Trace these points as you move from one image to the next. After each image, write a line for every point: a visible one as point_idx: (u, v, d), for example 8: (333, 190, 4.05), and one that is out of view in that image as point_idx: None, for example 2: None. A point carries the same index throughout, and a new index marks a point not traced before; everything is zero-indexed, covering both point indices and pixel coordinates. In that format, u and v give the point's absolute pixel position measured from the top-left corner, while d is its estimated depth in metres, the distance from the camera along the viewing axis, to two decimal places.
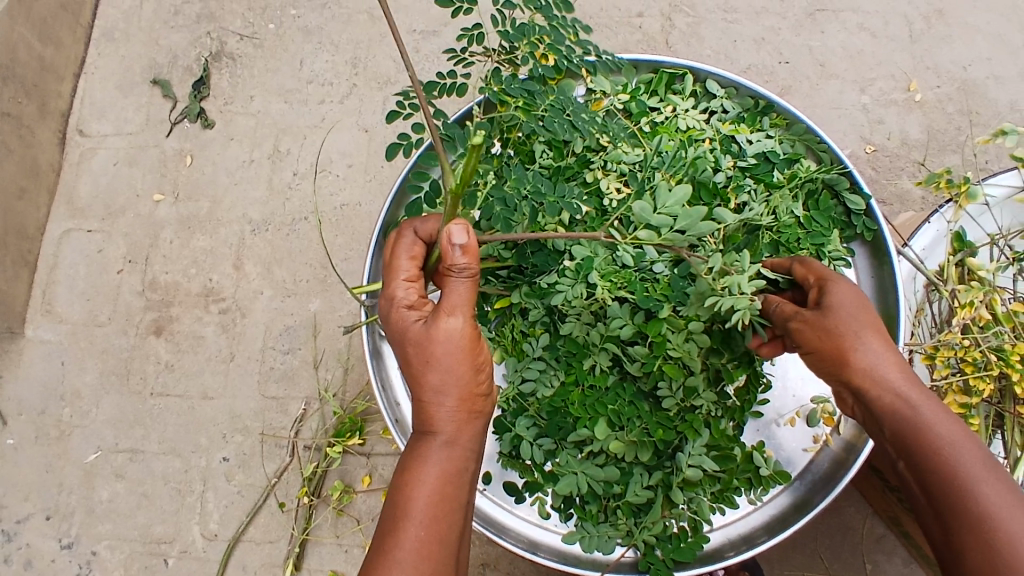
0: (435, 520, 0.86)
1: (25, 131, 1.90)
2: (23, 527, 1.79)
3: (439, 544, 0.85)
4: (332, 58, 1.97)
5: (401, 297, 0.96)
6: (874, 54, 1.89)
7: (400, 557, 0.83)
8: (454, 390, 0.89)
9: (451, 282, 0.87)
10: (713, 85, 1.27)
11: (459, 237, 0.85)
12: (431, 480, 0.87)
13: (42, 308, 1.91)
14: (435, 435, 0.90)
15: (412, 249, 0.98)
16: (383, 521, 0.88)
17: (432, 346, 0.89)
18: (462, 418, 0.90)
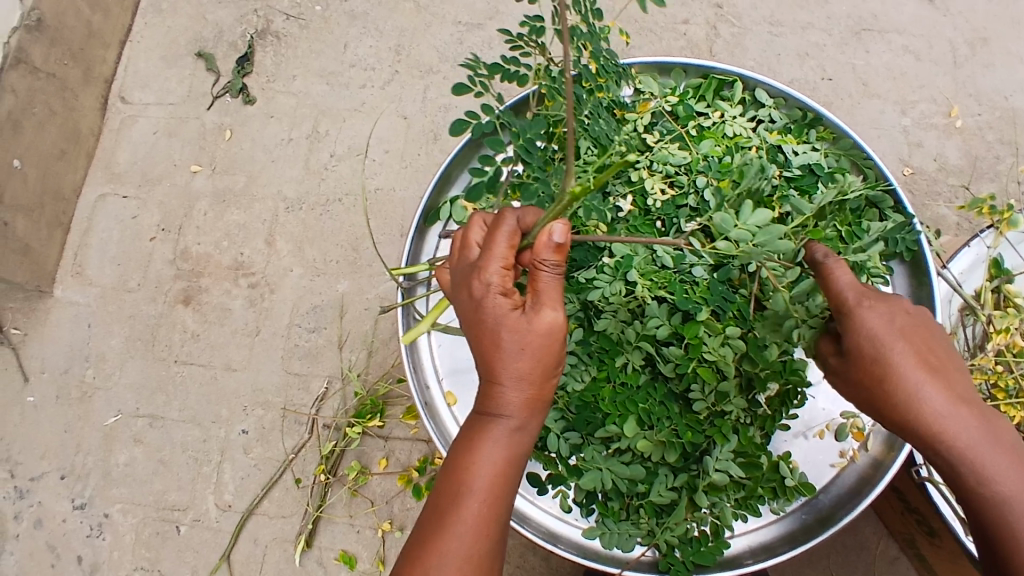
0: (494, 499, 0.89)
1: (68, 94, 1.92)
2: (37, 485, 1.81)
3: (494, 522, 0.88)
4: (376, 44, 1.98)
5: (494, 279, 0.91)
6: (917, 76, 1.88)
7: (457, 530, 0.86)
8: (530, 380, 0.90)
9: (546, 276, 0.90)
10: (763, 94, 1.26)
11: (557, 234, 0.89)
12: (495, 462, 0.89)
13: (72, 270, 1.93)
14: (504, 418, 0.90)
15: (511, 237, 0.92)
16: (440, 495, 0.90)
17: (525, 335, 0.89)
18: (532, 407, 0.91)
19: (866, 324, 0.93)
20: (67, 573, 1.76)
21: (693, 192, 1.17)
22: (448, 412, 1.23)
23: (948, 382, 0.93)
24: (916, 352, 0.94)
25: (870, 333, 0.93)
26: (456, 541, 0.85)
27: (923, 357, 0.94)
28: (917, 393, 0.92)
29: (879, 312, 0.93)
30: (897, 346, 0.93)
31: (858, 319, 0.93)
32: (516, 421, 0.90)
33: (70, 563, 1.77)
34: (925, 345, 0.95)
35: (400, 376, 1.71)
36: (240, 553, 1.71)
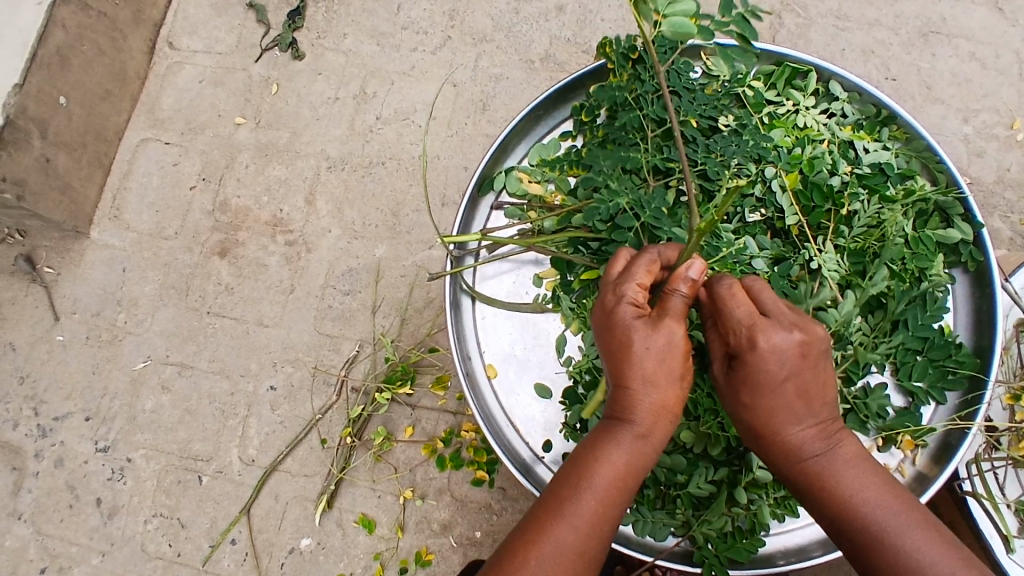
0: (611, 500, 0.92)
1: (117, 35, 1.90)
2: (61, 425, 1.82)
3: (607, 521, 0.92)
4: (430, 8, 1.94)
5: (627, 293, 0.92)
6: (982, 84, 1.82)
7: (571, 523, 0.90)
8: (660, 389, 0.90)
9: (675, 300, 0.90)
10: (837, 86, 1.21)
11: (693, 270, 0.89)
12: (616, 468, 0.90)
13: (110, 213, 1.92)
14: (627, 425, 0.91)
15: (650, 261, 0.93)
16: (556, 486, 0.94)
17: (653, 347, 0.90)
18: (661, 418, 0.91)
19: (757, 361, 0.89)
20: (87, 513, 1.78)
21: (760, 181, 1.14)
22: (488, 385, 1.23)
23: (827, 414, 0.92)
24: (806, 389, 0.90)
25: (764, 373, 0.89)
26: (568, 532, 0.90)
27: (812, 393, 0.90)
28: (795, 428, 0.91)
29: (776, 356, 0.88)
30: (787, 385, 0.89)
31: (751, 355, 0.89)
32: (643, 431, 0.90)
33: (89, 503, 1.78)
34: (815, 376, 0.91)
35: (432, 346, 1.70)
36: (260, 508, 1.71)
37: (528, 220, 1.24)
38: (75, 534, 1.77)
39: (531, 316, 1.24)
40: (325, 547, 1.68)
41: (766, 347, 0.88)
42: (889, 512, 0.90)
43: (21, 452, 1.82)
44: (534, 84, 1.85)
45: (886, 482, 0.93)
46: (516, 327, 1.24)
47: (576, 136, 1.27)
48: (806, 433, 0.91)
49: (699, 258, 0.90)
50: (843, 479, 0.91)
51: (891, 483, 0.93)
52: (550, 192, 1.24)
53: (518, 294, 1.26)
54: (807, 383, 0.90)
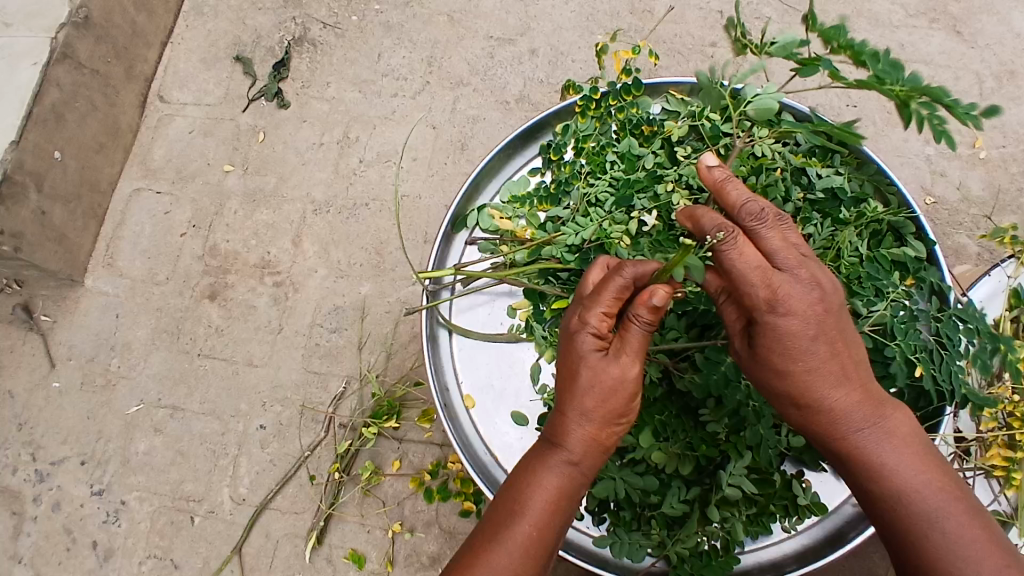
0: (547, 526, 0.94)
1: (110, 91, 1.99)
2: (57, 470, 1.85)
3: (542, 548, 0.94)
4: (409, 55, 2.02)
5: (591, 322, 0.96)
6: (941, 107, 1.89)
7: (508, 546, 0.92)
8: (597, 422, 0.95)
9: (635, 328, 0.94)
10: (790, 118, 1.27)
11: (657, 298, 0.92)
12: (548, 492, 0.95)
13: (104, 260, 1.98)
14: (561, 451, 0.95)
15: (621, 288, 0.96)
16: (495, 513, 0.97)
17: (599, 381, 0.94)
18: (594, 448, 0.96)
19: (782, 322, 0.88)
20: (83, 556, 1.79)
21: None
22: (466, 415, 1.26)
23: (865, 379, 0.92)
24: (833, 349, 0.90)
25: (786, 333, 0.88)
26: (503, 557, 0.91)
27: (843, 355, 0.91)
28: (830, 395, 0.91)
29: (797, 313, 0.87)
30: (817, 345, 0.89)
31: (768, 319, 0.88)
32: (577, 460, 0.95)
33: (85, 547, 1.80)
34: (844, 336, 0.91)
35: (417, 379, 1.74)
36: (252, 546, 1.73)
37: (501, 253, 1.30)
38: None
39: (505, 346, 1.29)
40: None
41: (783, 306, 0.88)
42: (928, 489, 0.89)
43: (19, 498, 1.85)
44: (510, 123, 1.93)
45: (928, 454, 0.92)
46: (492, 358, 1.29)
47: (544, 172, 1.32)
48: (842, 398, 0.91)
49: (661, 289, 0.92)
50: (880, 451, 0.91)
51: (928, 455, 0.92)
52: (520, 227, 1.29)
53: (493, 325, 1.30)
54: (835, 342, 0.89)
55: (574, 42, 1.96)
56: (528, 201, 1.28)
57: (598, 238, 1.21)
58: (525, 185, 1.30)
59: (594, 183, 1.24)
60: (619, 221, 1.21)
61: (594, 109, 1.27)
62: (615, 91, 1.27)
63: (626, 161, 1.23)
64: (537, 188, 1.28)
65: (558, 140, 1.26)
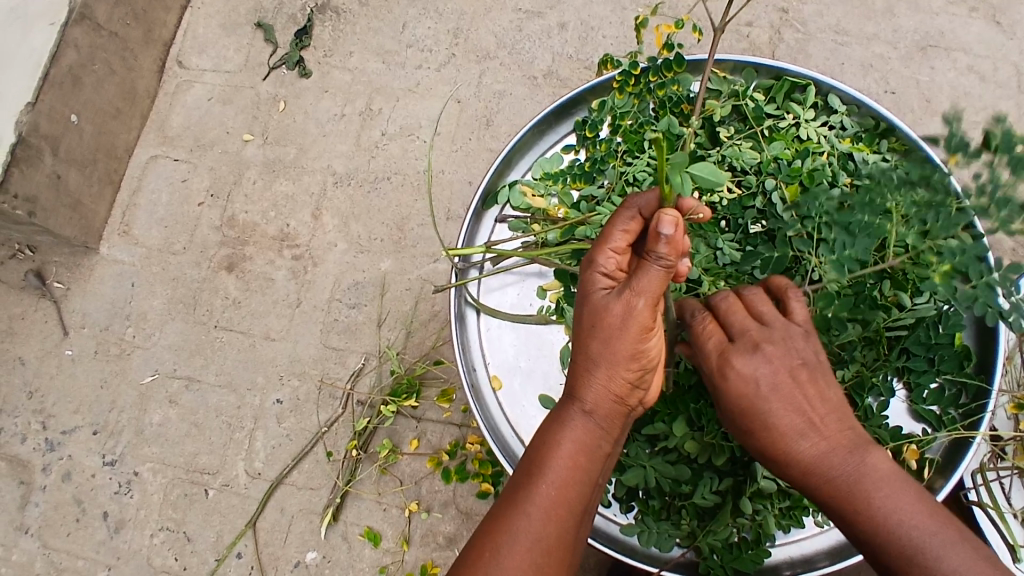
0: (568, 485, 0.91)
1: (128, 54, 1.94)
2: (70, 438, 1.84)
3: (566, 508, 0.90)
4: (434, 26, 1.97)
5: (601, 263, 0.93)
6: (982, 96, 1.83)
7: (528, 511, 0.88)
8: (609, 368, 0.93)
9: (650, 264, 0.88)
10: (835, 100, 1.21)
11: (666, 227, 0.86)
12: (566, 449, 0.92)
13: (120, 228, 1.95)
14: (576, 404, 0.94)
15: (628, 222, 0.93)
16: (513, 480, 0.93)
17: (606, 319, 0.92)
18: (608, 397, 0.94)
19: (728, 384, 0.93)
20: (94, 526, 1.78)
21: (761, 193, 1.16)
22: (493, 397, 1.24)
23: (834, 430, 0.89)
24: (788, 407, 0.91)
25: (734, 393, 0.93)
26: (526, 521, 0.88)
27: (798, 412, 0.90)
28: (798, 444, 0.90)
29: (744, 373, 0.93)
30: (776, 395, 0.91)
31: (736, 367, 0.93)
32: (590, 408, 0.94)
33: (97, 517, 1.79)
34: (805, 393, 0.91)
35: (437, 358, 1.71)
36: (266, 521, 1.72)
37: (532, 232, 1.26)
38: (83, 548, 1.77)
39: (535, 328, 1.25)
40: (330, 560, 1.69)
41: (733, 366, 0.93)
42: (918, 531, 0.83)
43: (30, 466, 1.83)
44: (537, 99, 1.88)
45: (916, 494, 0.86)
46: (521, 339, 1.25)
47: (578, 149, 1.27)
48: (809, 453, 0.89)
49: (670, 213, 0.87)
50: (862, 495, 0.86)
51: (917, 496, 0.86)
52: (554, 205, 1.26)
53: (522, 306, 1.27)
54: (789, 397, 0.91)
55: (606, 17, 1.90)
56: (563, 180, 1.23)
57: None
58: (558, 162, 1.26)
59: (633, 162, 1.20)
60: None
61: (633, 85, 1.20)
62: (655, 67, 1.20)
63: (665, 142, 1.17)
64: (571, 167, 1.23)
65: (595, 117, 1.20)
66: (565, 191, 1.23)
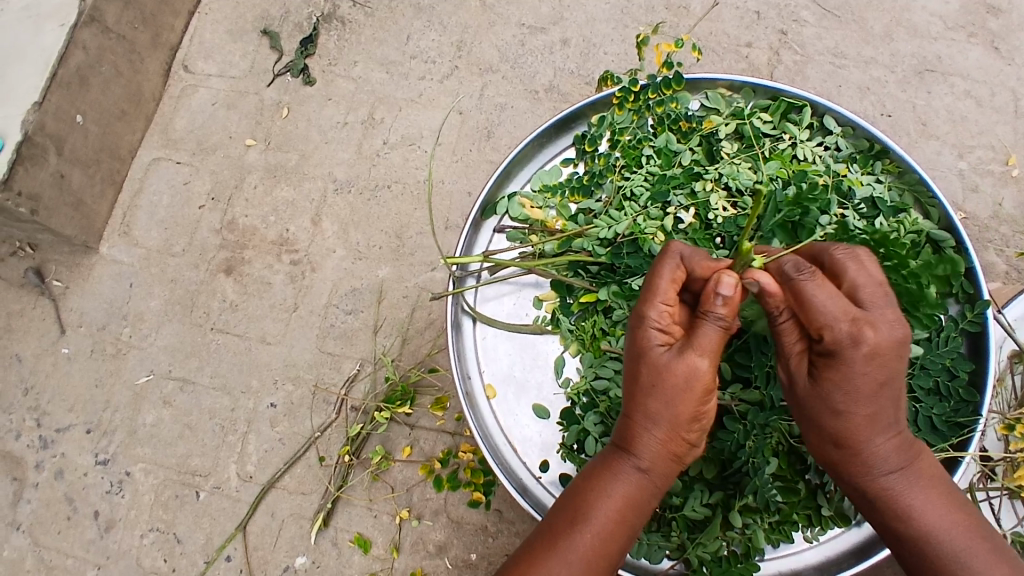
0: (610, 533, 0.95)
1: (135, 57, 1.96)
2: (62, 437, 1.84)
3: (603, 557, 0.95)
4: (439, 38, 1.99)
5: (654, 317, 0.91)
6: (976, 121, 1.86)
7: (569, 556, 0.93)
8: (666, 426, 0.92)
9: (706, 326, 0.89)
10: (831, 121, 1.22)
11: (725, 287, 0.88)
12: (614, 501, 0.95)
13: (120, 229, 1.96)
14: (630, 457, 0.95)
15: (675, 272, 0.92)
16: (557, 518, 0.98)
17: (668, 380, 0.90)
18: (664, 454, 0.94)
19: (858, 362, 0.85)
20: (84, 525, 1.78)
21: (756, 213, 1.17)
22: (487, 405, 1.24)
23: (904, 425, 0.92)
24: (892, 398, 0.88)
25: (848, 383, 0.86)
26: (563, 566, 0.93)
27: (893, 400, 0.89)
28: (874, 440, 0.90)
29: (878, 356, 0.85)
30: (879, 389, 0.87)
31: (847, 357, 0.85)
32: (645, 465, 0.94)
33: (87, 516, 1.79)
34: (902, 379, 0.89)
35: (432, 366, 1.72)
36: (256, 525, 1.72)
37: (530, 243, 1.27)
38: (72, 546, 1.77)
39: (530, 337, 1.27)
40: (319, 565, 1.69)
41: (870, 344, 0.84)
42: (953, 532, 0.91)
43: (22, 463, 1.83)
44: (538, 113, 1.90)
45: (946, 489, 0.94)
46: (516, 348, 1.26)
47: (578, 163, 1.29)
48: (886, 446, 0.90)
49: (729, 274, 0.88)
50: (910, 495, 0.92)
51: (948, 491, 0.94)
52: (552, 218, 1.27)
53: (518, 315, 1.28)
54: (894, 387, 0.88)
55: (608, 35, 1.93)
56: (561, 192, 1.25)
57: (634, 235, 1.17)
58: (555, 174, 1.27)
59: (630, 177, 1.21)
60: (654, 217, 1.19)
61: (632, 101, 1.24)
62: (654, 86, 1.23)
63: (663, 157, 1.21)
64: (570, 180, 1.25)
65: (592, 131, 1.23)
66: (562, 204, 1.25)
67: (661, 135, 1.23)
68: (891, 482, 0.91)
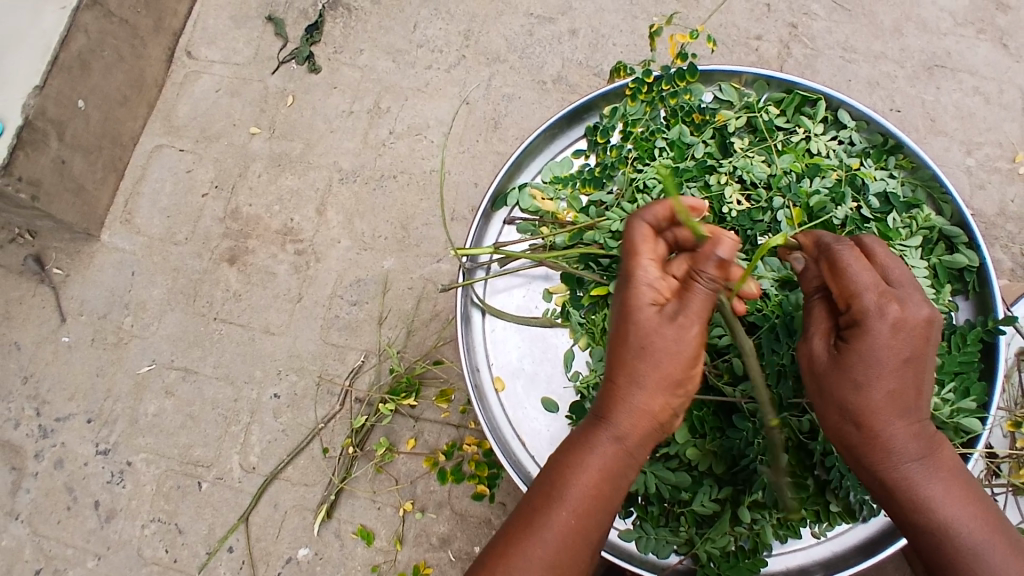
0: (586, 514, 0.92)
1: (138, 42, 1.94)
2: (63, 426, 1.82)
3: (581, 536, 0.92)
4: (446, 27, 1.97)
5: (644, 276, 0.92)
6: (986, 118, 1.84)
7: (545, 535, 0.91)
8: (649, 393, 0.91)
9: (698, 286, 0.89)
10: (846, 115, 1.21)
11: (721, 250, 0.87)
12: (591, 475, 0.92)
13: (122, 217, 1.94)
14: (606, 424, 0.93)
15: (648, 236, 0.93)
16: (535, 494, 0.95)
17: (653, 343, 0.89)
18: (641, 421, 0.92)
19: (884, 334, 0.86)
20: (85, 514, 1.77)
21: (770, 209, 1.15)
22: (495, 397, 1.23)
23: (926, 414, 0.90)
24: (916, 379, 0.87)
25: (871, 357, 0.86)
26: (540, 547, 0.90)
27: (916, 383, 0.87)
28: (894, 424, 0.88)
29: (902, 331, 0.86)
30: (901, 368, 0.87)
31: (874, 328, 0.86)
32: (618, 433, 0.92)
33: (88, 505, 1.77)
34: (928, 365, 0.88)
35: (437, 358, 1.71)
36: (259, 516, 1.72)
37: (541, 235, 1.26)
38: (73, 535, 1.76)
39: (539, 330, 1.26)
40: (322, 557, 1.68)
41: (896, 317, 0.86)
42: (975, 524, 0.89)
43: (22, 452, 1.82)
44: (545, 104, 1.88)
45: (967, 483, 0.91)
46: (525, 341, 1.26)
47: (589, 154, 1.27)
48: (905, 431, 0.88)
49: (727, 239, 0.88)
50: (928, 485, 0.89)
51: (970, 485, 0.90)
52: (563, 209, 1.26)
53: (527, 308, 1.27)
54: (919, 369, 0.87)
55: (617, 26, 1.91)
56: (571, 184, 1.24)
57: None
58: (567, 165, 1.26)
59: (643, 169, 1.20)
60: None
61: (645, 92, 1.23)
62: (666, 78, 1.22)
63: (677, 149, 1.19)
64: (582, 172, 1.24)
65: (603, 122, 1.22)
66: (574, 196, 1.24)
67: (673, 127, 1.21)
68: (910, 470, 0.89)
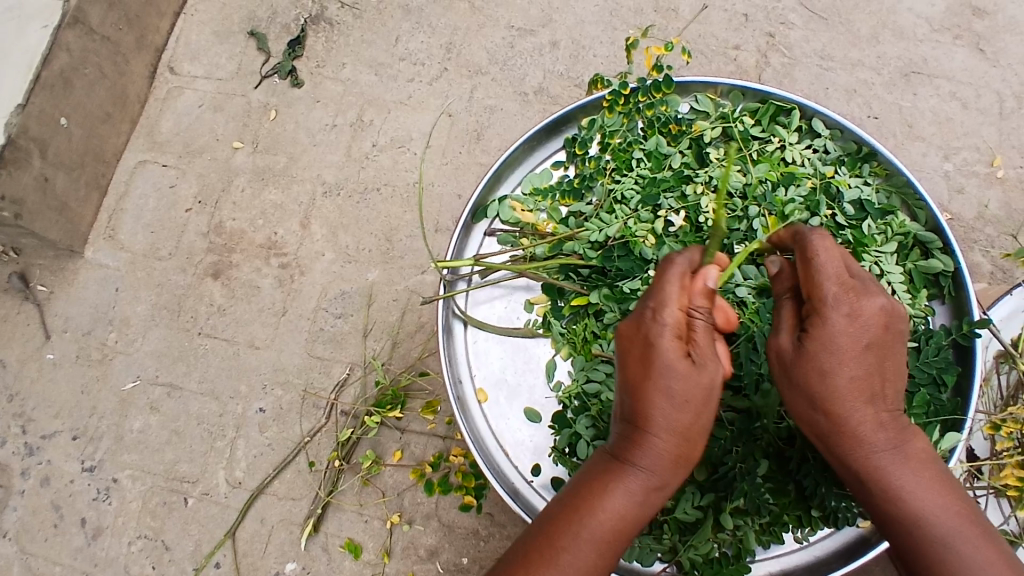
0: (606, 551, 0.90)
1: (120, 59, 1.94)
2: (48, 444, 1.81)
3: (598, 571, 0.90)
4: (428, 40, 1.99)
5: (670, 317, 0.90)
6: (962, 123, 1.87)
7: (560, 569, 0.88)
8: (680, 439, 0.90)
9: (699, 321, 0.93)
10: (819, 124, 1.23)
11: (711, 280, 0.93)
12: (615, 516, 0.90)
13: (105, 233, 1.94)
14: (631, 467, 0.90)
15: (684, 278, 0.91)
16: (542, 524, 0.92)
17: (692, 392, 0.89)
18: (671, 465, 0.91)
19: (842, 321, 0.88)
20: (71, 533, 1.76)
21: (746, 217, 1.16)
22: (478, 409, 1.24)
23: (893, 405, 0.92)
24: (877, 367, 0.89)
25: (832, 345, 0.88)
26: None
27: (879, 371, 0.90)
28: (859, 411, 0.90)
29: (861, 319, 0.88)
30: (862, 356, 0.89)
31: (834, 316, 0.88)
32: (649, 477, 0.90)
33: (74, 524, 1.76)
34: (890, 356, 0.90)
35: (423, 369, 1.71)
36: (246, 532, 1.71)
37: (521, 246, 1.26)
38: (59, 554, 1.75)
39: (521, 340, 1.26)
40: (310, 571, 1.68)
41: (854, 305, 0.88)
42: (949, 516, 0.88)
43: (7, 471, 1.81)
44: (528, 115, 1.90)
45: (942, 476, 0.90)
46: (507, 352, 1.26)
47: (568, 166, 1.29)
48: (872, 419, 0.90)
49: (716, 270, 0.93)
50: (900, 475, 0.89)
51: (945, 479, 0.91)
52: (542, 220, 1.27)
53: (509, 319, 1.28)
54: (880, 357, 0.90)
55: (597, 37, 1.93)
56: (550, 196, 1.25)
57: (626, 238, 1.17)
58: (546, 177, 1.27)
59: (620, 180, 1.21)
60: (645, 220, 1.18)
61: (623, 104, 1.24)
62: (642, 89, 1.23)
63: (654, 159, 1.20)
64: (561, 184, 1.25)
65: (581, 134, 1.23)
66: (553, 208, 1.25)
67: (650, 138, 1.23)
68: (880, 459, 0.90)
